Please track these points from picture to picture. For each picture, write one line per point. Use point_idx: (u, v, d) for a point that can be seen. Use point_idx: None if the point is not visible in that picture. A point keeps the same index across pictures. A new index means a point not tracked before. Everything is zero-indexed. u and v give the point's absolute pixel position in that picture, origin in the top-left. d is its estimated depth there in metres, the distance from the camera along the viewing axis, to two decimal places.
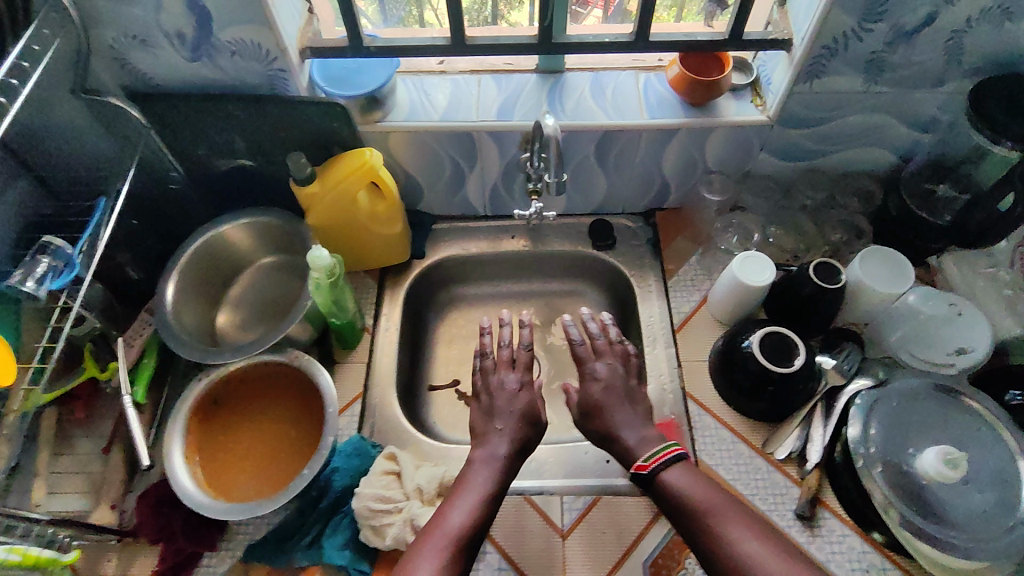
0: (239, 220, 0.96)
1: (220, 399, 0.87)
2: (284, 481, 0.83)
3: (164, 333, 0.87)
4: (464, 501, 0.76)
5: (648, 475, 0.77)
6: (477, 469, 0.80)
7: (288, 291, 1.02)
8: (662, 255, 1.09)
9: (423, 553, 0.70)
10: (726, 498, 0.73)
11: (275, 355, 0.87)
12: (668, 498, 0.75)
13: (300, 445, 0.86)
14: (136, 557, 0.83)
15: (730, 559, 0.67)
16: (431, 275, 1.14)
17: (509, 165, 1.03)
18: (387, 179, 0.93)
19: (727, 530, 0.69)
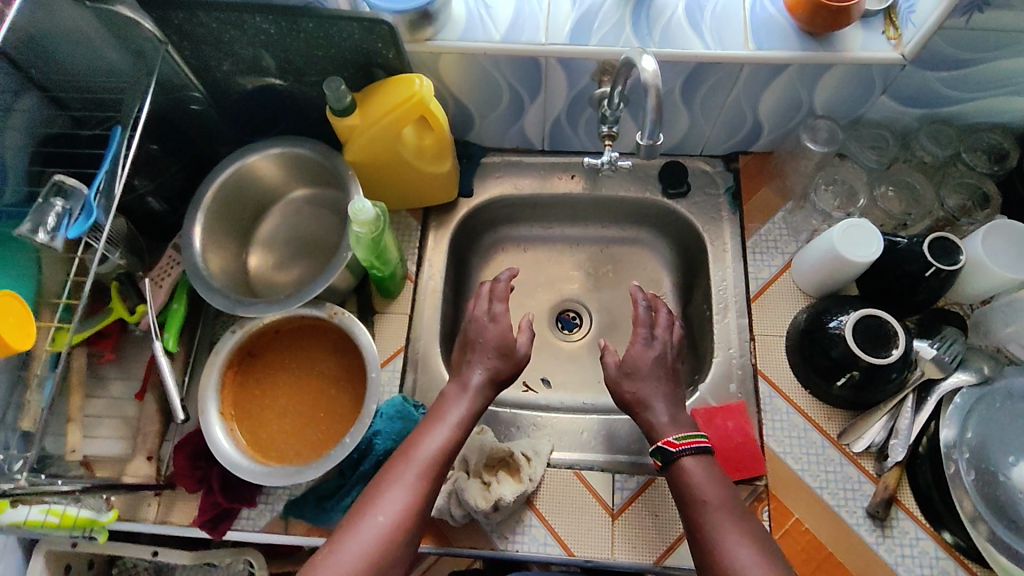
0: (268, 151, 0.85)
1: (255, 349, 0.83)
2: (324, 442, 0.78)
3: (194, 282, 0.80)
4: (433, 437, 0.71)
5: (666, 458, 0.71)
6: (451, 402, 0.75)
7: (323, 230, 0.93)
8: (741, 208, 0.96)
9: (393, 482, 0.67)
10: (735, 502, 0.68)
11: (313, 309, 0.81)
12: (681, 488, 0.70)
13: (340, 400, 0.81)
14: (176, 504, 0.80)
15: (721, 564, 0.63)
16: (479, 214, 1.04)
17: (578, 97, 0.89)
18: (437, 112, 0.81)
19: (726, 533, 0.65)
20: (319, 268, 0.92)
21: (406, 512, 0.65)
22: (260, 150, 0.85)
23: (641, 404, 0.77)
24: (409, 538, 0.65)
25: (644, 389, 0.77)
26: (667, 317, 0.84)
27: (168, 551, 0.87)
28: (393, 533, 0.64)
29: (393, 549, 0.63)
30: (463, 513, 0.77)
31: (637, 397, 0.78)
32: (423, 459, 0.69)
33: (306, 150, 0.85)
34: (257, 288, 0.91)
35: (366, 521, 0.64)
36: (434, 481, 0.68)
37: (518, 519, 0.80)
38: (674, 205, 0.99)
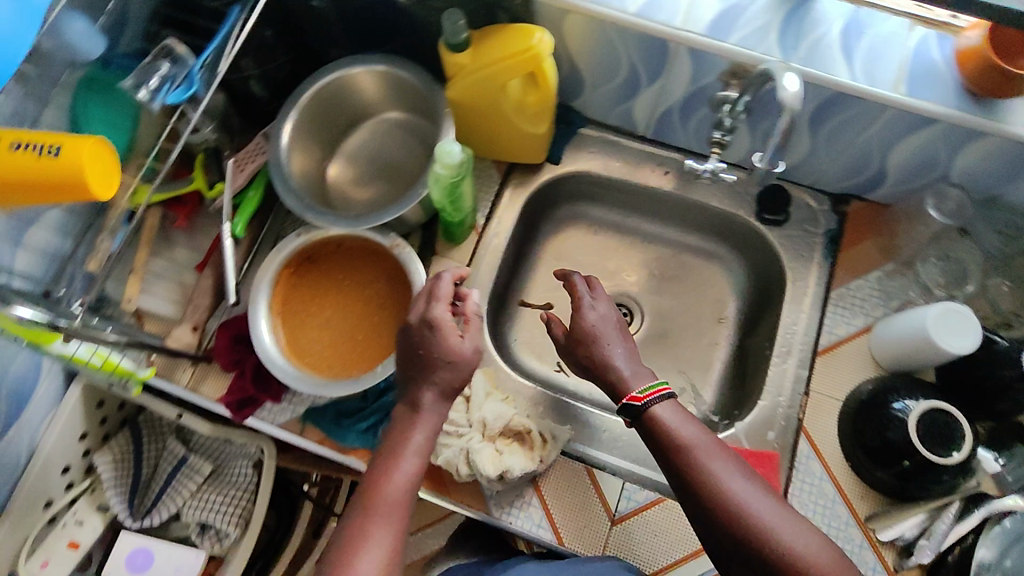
0: (374, 66, 0.83)
1: (316, 256, 0.84)
2: (355, 364, 0.80)
3: (274, 180, 0.81)
4: (404, 479, 0.65)
5: (638, 410, 0.67)
6: (412, 431, 0.68)
7: (407, 158, 0.92)
8: (835, 254, 0.90)
9: (365, 540, 0.60)
10: (716, 441, 0.65)
11: (378, 236, 0.81)
12: (657, 437, 0.66)
13: (380, 329, 0.81)
14: (208, 377, 0.83)
15: (716, 500, 0.61)
16: (562, 184, 1.01)
17: (698, 94, 0.83)
18: (548, 71, 0.78)
19: (717, 473, 0.63)
20: (394, 194, 0.91)
21: (392, 559, 0.60)
22: (367, 63, 0.83)
23: (606, 364, 0.72)
24: None
25: (598, 350, 0.72)
26: (599, 286, 0.79)
27: (192, 417, 0.94)
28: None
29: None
30: (469, 473, 0.78)
31: (609, 354, 0.72)
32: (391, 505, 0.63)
33: (410, 76, 0.83)
34: (331, 198, 0.92)
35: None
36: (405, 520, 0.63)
37: (519, 493, 0.80)
38: (767, 230, 0.93)
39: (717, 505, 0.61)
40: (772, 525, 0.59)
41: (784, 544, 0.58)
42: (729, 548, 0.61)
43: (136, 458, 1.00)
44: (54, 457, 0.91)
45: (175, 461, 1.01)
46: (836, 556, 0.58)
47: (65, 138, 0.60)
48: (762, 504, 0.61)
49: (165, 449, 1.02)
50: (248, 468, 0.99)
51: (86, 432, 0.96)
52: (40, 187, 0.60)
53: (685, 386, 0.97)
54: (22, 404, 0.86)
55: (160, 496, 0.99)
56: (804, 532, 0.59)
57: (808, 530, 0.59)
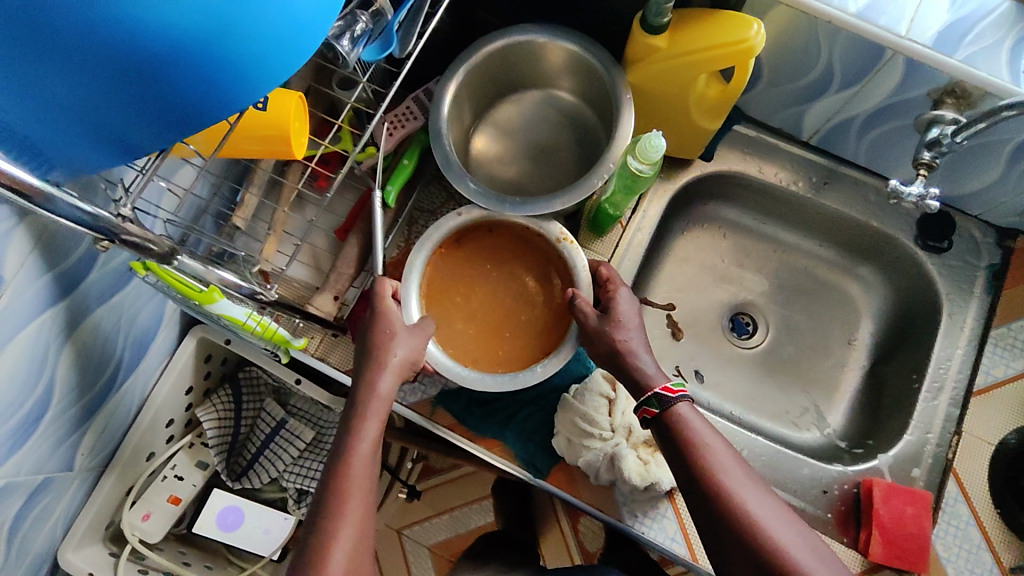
0: (561, 42, 0.77)
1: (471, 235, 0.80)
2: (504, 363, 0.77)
3: (432, 144, 0.77)
4: (364, 471, 0.61)
5: (661, 406, 0.64)
6: (363, 420, 0.64)
7: (561, 140, 0.87)
8: (1000, 292, 0.85)
9: (325, 535, 0.57)
10: (731, 450, 0.63)
11: (545, 228, 0.77)
12: (675, 441, 0.63)
13: (532, 327, 0.78)
14: (337, 348, 0.78)
15: (735, 516, 0.58)
16: (707, 182, 0.96)
17: (894, 107, 0.78)
18: (746, 67, 0.72)
19: (734, 485, 0.60)
20: (540, 177, 0.86)
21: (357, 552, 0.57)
22: (554, 38, 0.77)
23: (630, 355, 0.68)
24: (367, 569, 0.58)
25: (634, 339, 0.69)
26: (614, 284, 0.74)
27: (309, 384, 0.90)
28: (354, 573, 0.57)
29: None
30: (609, 478, 0.76)
31: (630, 345, 0.68)
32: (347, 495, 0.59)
33: (595, 59, 0.77)
34: (475, 172, 0.87)
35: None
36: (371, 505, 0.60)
37: (654, 504, 0.77)
38: (925, 257, 0.88)
39: (735, 522, 0.58)
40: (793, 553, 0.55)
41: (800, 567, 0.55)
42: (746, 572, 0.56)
43: (235, 416, 0.96)
44: (164, 408, 0.88)
45: (274, 424, 0.97)
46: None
47: (270, 91, 0.56)
48: (779, 524, 0.57)
49: (263, 409, 0.99)
50: None
51: (191, 388, 0.93)
52: (246, 140, 0.57)
53: (809, 406, 0.94)
54: (143, 352, 0.82)
55: (255, 460, 0.96)
56: (829, 568, 0.55)
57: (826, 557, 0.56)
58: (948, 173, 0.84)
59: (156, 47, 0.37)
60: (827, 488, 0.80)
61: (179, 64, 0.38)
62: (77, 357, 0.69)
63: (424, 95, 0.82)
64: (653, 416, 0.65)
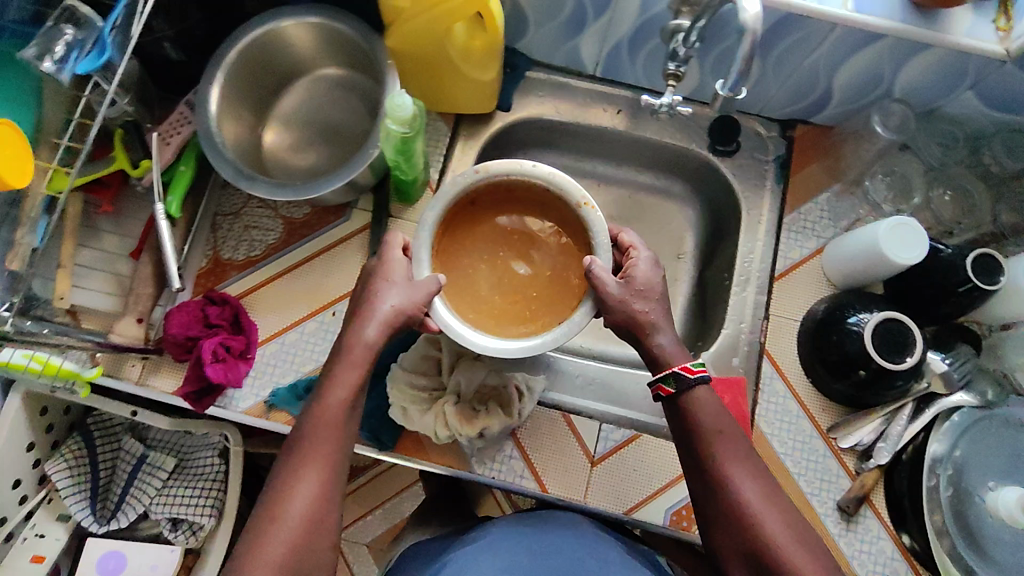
0: (307, 18, 0.77)
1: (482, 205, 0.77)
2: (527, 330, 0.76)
3: (205, 148, 0.75)
4: (328, 438, 0.62)
5: (678, 384, 0.68)
6: (341, 368, 0.65)
7: (348, 117, 0.87)
8: (787, 180, 0.91)
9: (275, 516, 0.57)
10: (743, 437, 0.67)
11: (566, 188, 0.73)
12: (685, 422, 0.67)
13: (551, 293, 0.79)
14: (161, 368, 0.80)
15: (732, 502, 0.63)
16: (514, 132, 0.98)
17: (647, 25, 0.81)
18: (492, 11, 0.73)
19: (734, 472, 0.64)
20: (337, 158, 0.86)
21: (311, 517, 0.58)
22: (296, 15, 0.77)
23: (647, 329, 0.70)
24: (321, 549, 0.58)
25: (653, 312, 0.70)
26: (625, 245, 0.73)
27: (149, 414, 0.87)
28: (307, 535, 0.58)
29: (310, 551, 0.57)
30: (448, 435, 0.78)
31: (651, 317, 0.70)
32: (309, 468, 0.60)
33: (344, 28, 0.78)
34: (273, 168, 0.85)
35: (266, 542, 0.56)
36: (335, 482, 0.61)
37: (499, 448, 0.80)
38: (719, 161, 0.93)
39: (730, 506, 0.63)
40: (780, 542, 0.60)
41: (781, 549, 0.60)
42: (734, 549, 0.62)
43: (92, 460, 0.95)
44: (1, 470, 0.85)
45: (135, 459, 0.96)
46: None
47: None
48: (771, 512, 0.62)
49: (122, 448, 0.97)
50: (214, 458, 0.96)
51: (33, 443, 0.89)
52: None
53: (645, 324, 0.98)
54: None
55: (122, 500, 0.95)
56: (808, 546, 0.61)
57: (814, 541, 0.62)
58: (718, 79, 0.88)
59: None
60: None
61: None
62: None
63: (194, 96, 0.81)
64: (669, 393, 0.68)
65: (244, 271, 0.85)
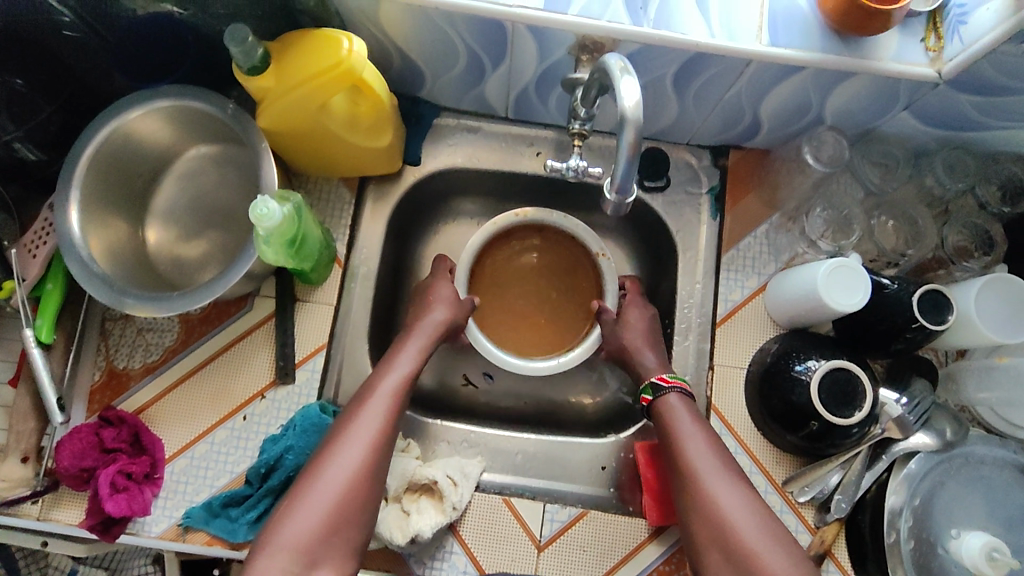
0: (159, 103, 0.68)
1: (512, 238, 0.93)
2: (530, 344, 0.91)
3: (70, 266, 0.66)
4: (371, 419, 0.68)
5: (655, 393, 0.74)
6: (392, 362, 0.74)
7: (237, 198, 0.79)
8: (722, 215, 0.85)
9: (312, 490, 0.63)
10: (712, 437, 0.70)
11: (590, 240, 0.88)
12: (662, 424, 0.72)
13: (558, 319, 0.92)
14: (62, 502, 0.74)
15: (700, 497, 0.65)
16: (428, 186, 0.90)
17: (550, 72, 0.73)
18: (370, 80, 0.67)
19: (704, 468, 0.67)
20: (232, 243, 0.79)
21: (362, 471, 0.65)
22: (145, 103, 0.68)
23: (632, 352, 0.81)
24: (354, 519, 0.64)
25: (635, 339, 0.81)
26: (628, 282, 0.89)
27: (60, 541, 0.77)
28: (337, 509, 0.63)
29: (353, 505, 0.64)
30: (378, 543, 0.72)
31: (634, 343, 0.81)
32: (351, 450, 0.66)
33: (203, 106, 0.69)
34: (163, 267, 0.78)
35: (319, 485, 0.63)
36: (374, 465, 0.66)
37: (439, 544, 0.75)
38: (649, 199, 0.86)
39: (699, 502, 0.65)
40: (744, 537, 0.62)
41: (743, 540, 0.62)
42: (704, 543, 0.64)
43: None
44: None
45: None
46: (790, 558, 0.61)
47: None
48: (735, 506, 0.64)
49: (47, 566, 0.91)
50: (149, 566, 0.90)
51: None
52: None
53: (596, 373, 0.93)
54: None
55: None
56: (770, 537, 0.62)
57: (777, 534, 0.63)
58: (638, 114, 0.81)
59: None
60: (605, 464, 0.80)
61: None
62: None
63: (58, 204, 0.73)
64: (647, 403, 0.75)
65: (143, 382, 0.77)
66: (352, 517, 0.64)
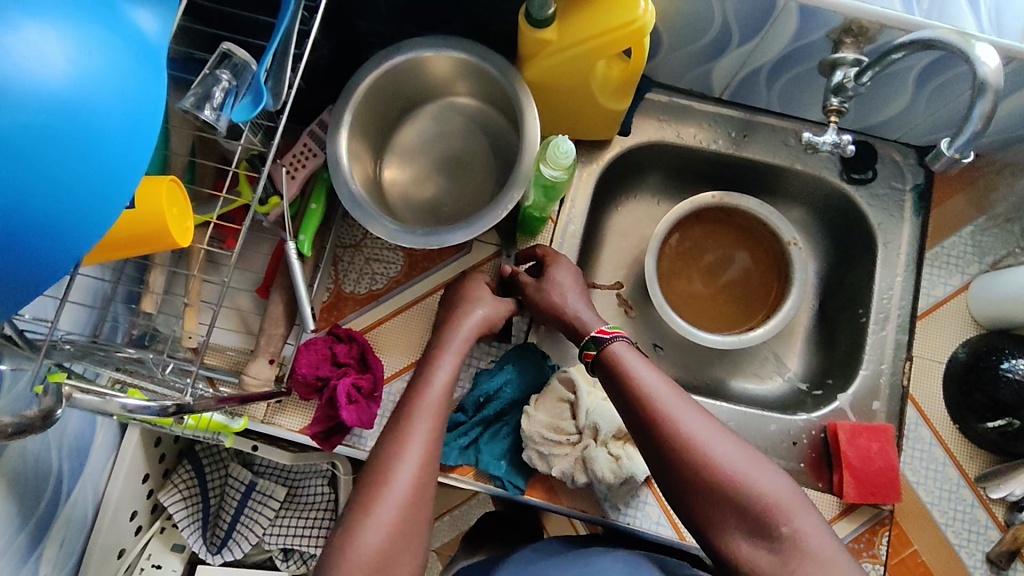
0: (448, 53, 0.73)
1: (700, 220, 0.95)
2: (712, 318, 0.93)
3: (337, 186, 0.71)
4: (431, 418, 0.62)
5: (598, 346, 0.67)
6: (439, 356, 0.67)
7: (474, 149, 0.85)
8: (928, 213, 0.86)
9: (369, 517, 0.55)
10: (668, 378, 0.63)
11: (785, 229, 0.90)
12: (616, 377, 0.64)
13: (739, 300, 0.94)
14: (288, 408, 0.78)
15: (695, 460, 0.57)
16: (630, 158, 0.94)
17: (796, 53, 0.76)
18: (642, 46, 0.70)
19: (683, 420, 0.59)
20: (459, 190, 0.84)
21: (427, 460, 0.59)
22: (438, 49, 0.72)
23: (569, 310, 0.73)
24: (420, 526, 0.56)
25: (569, 298, 0.74)
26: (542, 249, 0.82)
27: (268, 449, 0.84)
28: (404, 527, 0.55)
29: (424, 496, 0.58)
30: (585, 480, 0.75)
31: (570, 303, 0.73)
32: (403, 475, 0.57)
33: (485, 66, 0.73)
34: (392, 201, 0.83)
35: (381, 501, 0.56)
36: (430, 471, 0.59)
37: (634, 493, 0.78)
38: (853, 190, 0.88)
39: (691, 463, 0.57)
40: (763, 496, 0.55)
41: (762, 499, 0.55)
42: (706, 506, 0.57)
43: (201, 488, 0.94)
44: (122, 503, 0.84)
45: (243, 488, 0.95)
46: (803, 499, 0.56)
47: None
48: (725, 448, 0.58)
49: (229, 475, 0.96)
50: (324, 486, 0.96)
51: (148, 473, 0.89)
52: (117, 239, 0.52)
53: (770, 355, 0.94)
54: (84, 457, 0.77)
55: (231, 529, 0.93)
56: (765, 472, 0.57)
57: (772, 471, 0.57)
58: (861, 106, 0.83)
59: (102, 112, 0.38)
60: (797, 440, 0.82)
61: (120, 142, 0.39)
62: (9, 489, 0.63)
63: (319, 127, 0.78)
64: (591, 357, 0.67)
65: (366, 306, 0.82)
66: (419, 531, 0.56)
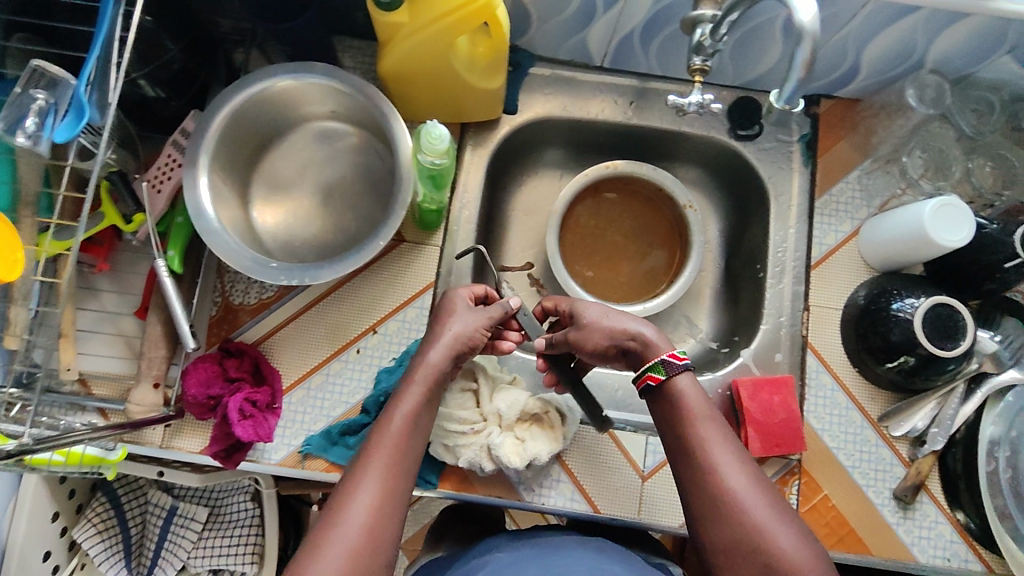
0: (316, 77, 0.73)
1: (601, 190, 0.95)
2: (617, 288, 0.93)
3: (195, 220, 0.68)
4: (388, 457, 0.60)
5: (667, 370, 0.66)
6: (407, 389, 0.64)
7: (344, 168, 0.84)
8: (815, 162, 0.86)
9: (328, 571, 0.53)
10: (724, 424, 0.64)
11: (678, 195, 0.90)
12: (675, 411, 0.65)
13: (642, 270, 0.94)
14: (185, 428, 0.75)
15: (735, 515, 0.59)
16: (522, 135, 0.92)
17: (661, 14, 0.76)
18: (500, 20, 0.68)
19: (733, 474, 0.60)
20: (334, 211, 0.82)
21: (383, 512, 0.57)
22: (302, 73, 0.72)
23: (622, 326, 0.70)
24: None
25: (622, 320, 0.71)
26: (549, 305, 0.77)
27: (174, 472, 0.84)
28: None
29: (375, 553, 0.56)
30: (493, 467, 0.75)
31: (621, 324, 0.70)
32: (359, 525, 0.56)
33: (352, 91, 0.73)
34: (262, 224, 0.81)
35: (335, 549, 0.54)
36: (390, 518, 0.58)
37: (546, 472, 0.78)
38: (741, 146, 0.88)
39: (732, 517, 0.59)
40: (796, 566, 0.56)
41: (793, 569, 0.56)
42: (734, 558, 0.58)
43: (120, 519, 0.92)
44: (29, 545, 0.81)
45: (164, 512, 0.93)
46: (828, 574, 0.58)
47: None
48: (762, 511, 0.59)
49: (149, 502, 0.95)
50: (248, 502, 0.92)
51: (57, 511, 0.86)
52: None
53: (681, 318, 0.94)
54: None
55: (157, 555, 0.92)
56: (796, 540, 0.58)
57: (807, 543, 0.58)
58: (737, 62, 0.83)
59: None
60: None
61: None
62: None
63: (182, 137, 0.75)
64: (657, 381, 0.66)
65: (258, 315, 0.80)
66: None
